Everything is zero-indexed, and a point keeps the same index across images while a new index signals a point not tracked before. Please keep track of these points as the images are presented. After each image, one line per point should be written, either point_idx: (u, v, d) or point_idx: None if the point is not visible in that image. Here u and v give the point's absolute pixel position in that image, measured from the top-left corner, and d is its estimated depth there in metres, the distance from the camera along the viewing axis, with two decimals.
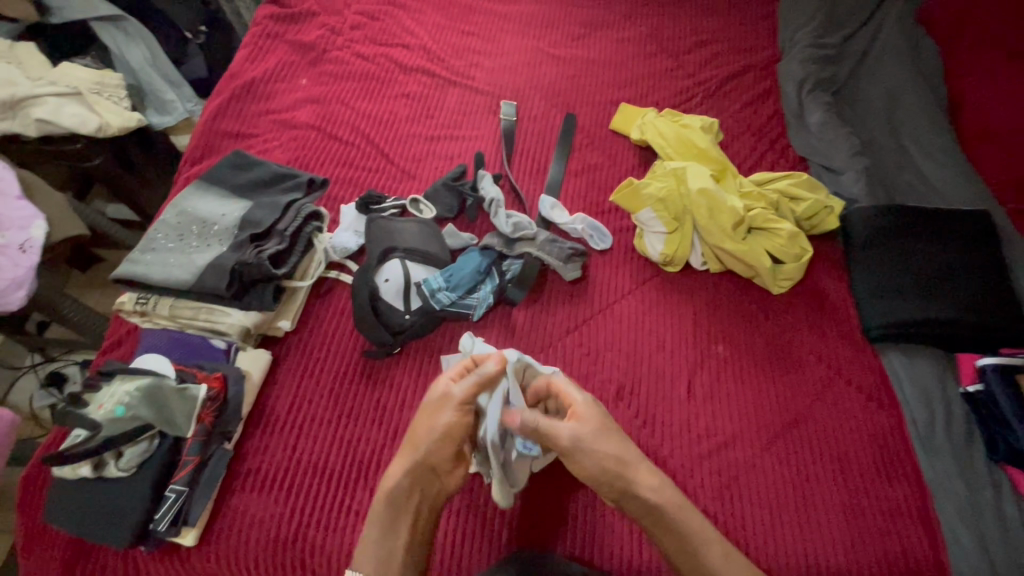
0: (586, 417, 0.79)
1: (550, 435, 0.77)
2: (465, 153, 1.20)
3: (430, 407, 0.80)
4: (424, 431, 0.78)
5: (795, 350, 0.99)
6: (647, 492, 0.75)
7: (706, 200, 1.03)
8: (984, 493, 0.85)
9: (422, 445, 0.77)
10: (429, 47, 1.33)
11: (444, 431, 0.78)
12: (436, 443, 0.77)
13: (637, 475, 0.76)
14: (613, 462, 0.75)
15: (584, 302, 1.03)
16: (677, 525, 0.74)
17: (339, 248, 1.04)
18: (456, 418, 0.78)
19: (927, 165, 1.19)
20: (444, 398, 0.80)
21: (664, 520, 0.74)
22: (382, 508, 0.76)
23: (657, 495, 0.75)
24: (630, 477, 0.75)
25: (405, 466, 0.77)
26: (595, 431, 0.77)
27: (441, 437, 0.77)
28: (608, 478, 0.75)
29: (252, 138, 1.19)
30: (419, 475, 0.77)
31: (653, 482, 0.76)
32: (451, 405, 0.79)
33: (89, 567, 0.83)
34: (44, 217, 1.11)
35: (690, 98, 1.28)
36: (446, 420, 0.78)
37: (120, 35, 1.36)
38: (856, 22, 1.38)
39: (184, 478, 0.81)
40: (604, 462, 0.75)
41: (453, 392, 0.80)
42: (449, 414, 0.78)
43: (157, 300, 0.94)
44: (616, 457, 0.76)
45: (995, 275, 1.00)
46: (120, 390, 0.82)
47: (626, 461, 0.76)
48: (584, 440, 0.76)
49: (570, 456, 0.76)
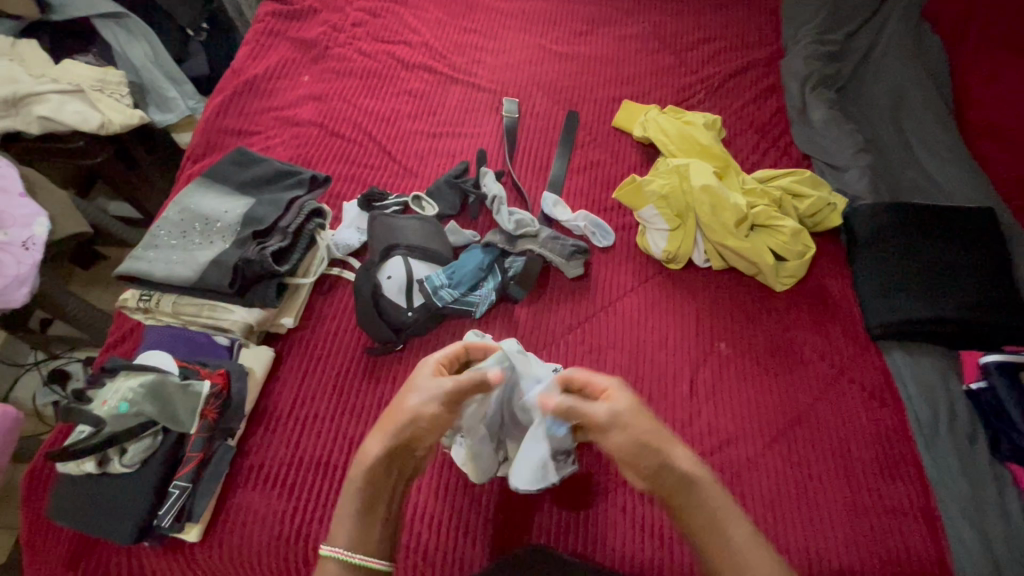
0: (623, 395, 0.73)
1: (583, 413, 0.72)
2: (467, 150, 1.19)
3: (416, 389, 0.72)
4: (404, 413, 0.71)
5: (798, 347, 0.99)
6: (682, 468, 0.69)
7: (709, 198, 1.03)
8: (987, 490, 0.85)
9: (401, 428, 0.70)
10: (431, 44, 1.33)
11: (427, 416, 0.70)
12: (413, 428, 0.70)
13: (676, 450, 0.70)
14: (651, 435, 0.70)
15: (586, 299, 1.03)
16: (711, 504, 0.68)
17: (342, 245, 1.05)
18: (439, 410, 0.71)
19: (931, 162, 1.18)
20: (432, 384, 0.72)
21: (699, 497, 0.68)
22: (359, 487, 0.69)
23: (693, 472, 0.69)
24: (668, 452, 0.70)
25: (384, 445, 0.70)
26: (632, 408, 0.72)
27: (420, 424, 0.70)
28: (644, 454, 0.69)
29: (254, 135, 1.19)
30: (397, 458, 0.70)
31: (690, 458, 0.71)
32: (439, 394, 0.71)
33: (93, 562, 0.83)
34: (47, 214, 1.11)
35: (693, 95, 1.28)
36: (430, 410, 0.70)
37: (120, 31, 1.37)
38: (860, 18, 1.38)
39: (187, 474, 0.81)
40: (641, 437, 0.69)
41: (442, 383, 0.72)
42: (433, 404, 0.71)
43: (161, 297, 0.94)
44: (653, 431, 0.71)
45: (1000, 273, 0.99)
46: (124, 386, 0.82)
47: (664, 436, 0.71)
48: (620, 414, 0.71)
49: (606, 431, 0.71)
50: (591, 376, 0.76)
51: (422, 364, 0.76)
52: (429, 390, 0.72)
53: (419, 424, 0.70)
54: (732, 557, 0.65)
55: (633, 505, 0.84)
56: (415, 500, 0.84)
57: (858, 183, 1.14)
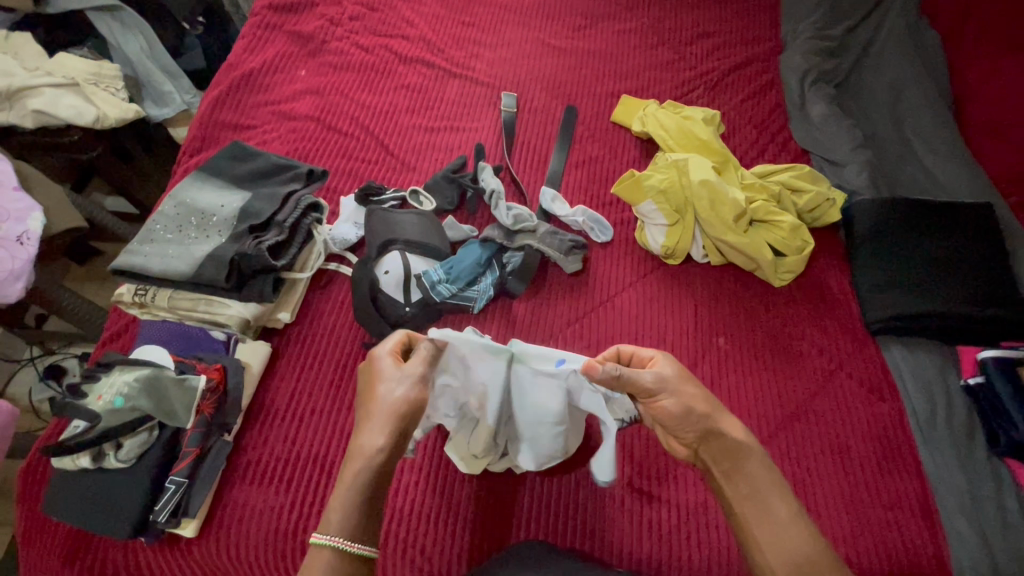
0: (674, 362, 0.75)
1: (631, 380, 0.72)
2: (465, 145, 1.19)
3: (389, 378, 0.72)
4: (392, 402, 0.70)
5: (797, 342, 0.99)
6: (729, 433, 0.71)
7: (708, 192, 1.03)
8: (984, 485, 0.85)
9: (396, 416, 0.70)
10: (428, 38, 1.32)
11: (416, 400, 0.71)
12: (410, 415, 0.71)
13: (726, 417, 0.72)
14: (702, 401, 0.72)
15: (585, 294, 1.03)
16: (757, 472, 0.70)
17: (339, 240, 1.04)
18: (419, 394, 0.72)
19: (929, 158, 1.18)
20: (406, 370, 0.73)
21: (746, 463, 0.70)
22: (362, 479, 0.67)
23: (739, 436, 0.71)
24: (717, 418, 0.72)
25: (387, 435, 0.69)
26: (678, 374, 0.74)
27: (413, 413, 0.71)
28: (692, 419, 0.71)
29: (251, 130, 1.18)
30: (399, 446, 0.70)
31: (740, 425, 0.73)
32: (414, 379, 0.73)
33: (88, 558, 0.82)
34: (42, 209, 1.10)
35: (692, 90, 1.28)
36: (415, 393, 0.72)
37: (115, 23, 1.35)
38: (859, 13, 1.38)
39: (184, 470, 0.80)
40: (690, 401, 0.72)
41: (414, 368, 0.73)
42: (415, 387, 0.72)
43: (156, 291, 0.94)
44: (704, 398, 0.72)
45: (998, 268, 0.99)
46: (119, 381, 0.81)
47: (713, 404, 0.73)
48: (670, 379, 0.73)
49: (654, 397, 0.73)
50: (637, 347, 0.78)
51: (378, 353, 0.75)
52: (405, 381, 0.72)
53: (413, 409, 0.71)
54: (775, 522, 0.66)
55: (631, 500, 0.84)
56: (412, 496, 0.84)
57: (856, 179, 1.14)
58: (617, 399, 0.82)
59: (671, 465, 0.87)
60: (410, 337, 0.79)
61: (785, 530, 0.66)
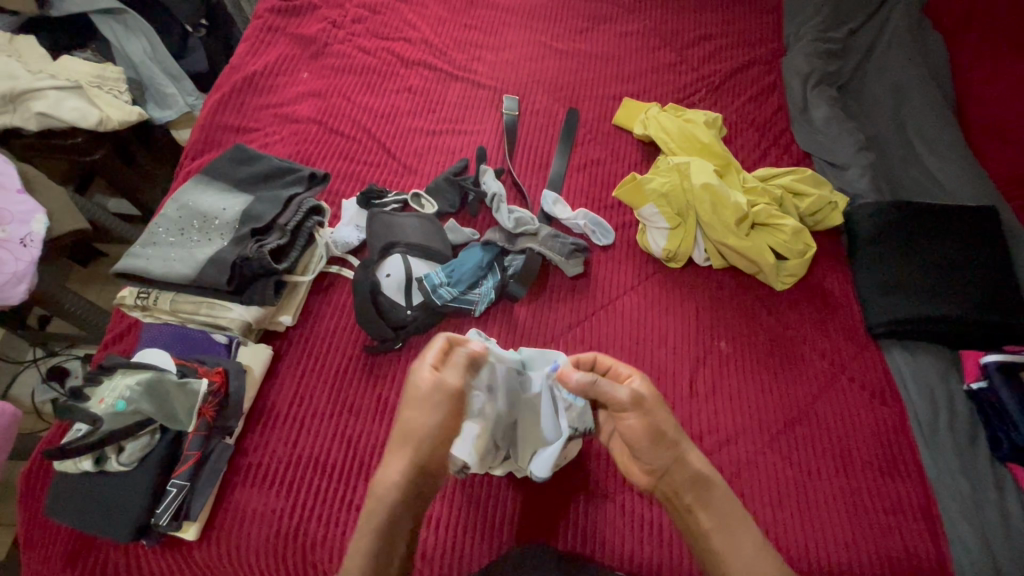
0: (647, 383, 0.79)
1: (607, 393, 0.75)
2: (467, 148, 1.19)
3: (415, 404, 0.77)
4: (416, 426, 0.75)
5: (798, 346, 0.99)
6: (696, 462, 0.75)
7: (710, 196, 1.02)
8: (987, 490, 0.85)
9: (413, 448, 0.74)
10: (431, 40, 1.32)
11: (437, 428, 0.75)
12: (432, 443, 0.75)
13: (689, 446, 0.76)
14: (671, 426, 0.75)
15: (586, 298, 1.03)
16: (721, 502, 0.74)
17: (341, 243, 1.05)
18: (444, 421, 0.75)
19: (933, 160, 1.18)
20: (433, 393, 0.76)
21: (709, 492, 0.74)
22: (379, 517, 0.72)
23: (704, 465, 0.75)
24: (683, 446, 0.75)
25: (402, 472, 0.73)
26: (652, 395, 0.77)
27: (435, 441, 0.75)
28: (663, 443, 0.74)
29: (253, 132, 1.18)
30: (417, 479, 0.74)
31: (701, 455, 0.77)
32: (440, 403, 0.76)
33: (89, 559, 0.83)
34: (45, 211, 1.10)
35: (694, 93, 1.28)
36: (438, 418, 0.75)
37: (120, 28, 1.36)
38: (862, 15, 1.37)
39: (184, 473, 0.81)
40: (662, 425, 0.75)
41: (440, 387, 0.76)
42: (440, 414, 0.75)
43: (158, 294, 0.94)
44: (672, 424, 0.76)
45: (1000, 272, 0.99)
46: (121, 384, 0.82)
47: (679, 431, 0.76)
48: (648, 398, 0.76)
49: (625, 413, 0.75)
50: (616, 362, 0.81)
51: (416, 366, 0.80)
52: (432, 403, 0.76)
53: (435, 436, 0.75)
54: (741, 551, 0.71)
55: (632, 505, 0.84)
56: None
57: (859, 182, 1.14)
58: (577, 404, 0.84)
59: None
60: (452, 343, 0.82)
61: (751, 558, 0.70)
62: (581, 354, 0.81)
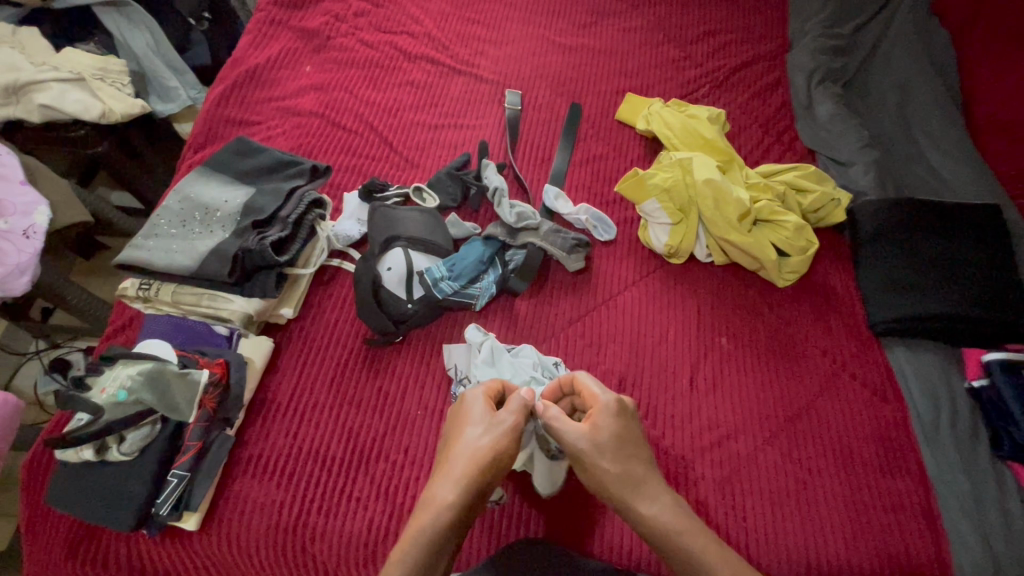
0: (602, 426, 0.75)
1: (559, 440, 0.76)
2: (470, 142, 1.19)
3: (476, 424, 0.75)
4: (476, 447, 0.72)
5: (799, 343, 0.98)
6: (649, 517, 0.71)
7: (712, 191, 1.01)
8: (987, 487, 0.85)
9: (474, 464, 0.71)
10: (434, 34, 1.32)
11: (501, 451, 0.72)
12: (492, 467, 0.71)
13: (641, 496, 0.72)
14: (614, 478, 0.72)
15: (587, 293, 1.03)
16: (685, 552, 0.68)
17: (342, 236, 1.04)
18: (506, 446, 0.73)
19: (936, 158, 1.17)
20: (494, 420, 0.75)
21: (666, 547, 0.69)
22: (428, 533, 0.66)
23: (660, 523, 0.70)
24: (630, 499, 0.72)
25: (457, 491, 0.69)
26: (602, 442, 0.74)
27: (495, 462, 0.72)
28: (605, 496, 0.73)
29: (255, 126, 1.18)
30: (470, 502, 0.69)
31: (658, 508, 0.71)
32: (502, 429, 0.74)
33: (91, 548, 0.83)
34: (48, 203, 1.10)
35: (698, 88, 1.27)
36: (499, 443, 0.73)
37: (122, 19, 1.35)
38: (869, 12, 1.36)
39: (186, 463, 0.81)
40: (604, 479, 0.73)
41: (503, 417, 0.76)
42: (502, 437, 0.73)
43: (160, 286, 0.94)
44: (618, 476, 0.73)
45: (1004, 271, 0.98)
46: (123, 374, 0.82)
47: (628, 482, 0.72)
48: (587, 449, 0.74)
49: (577, 466, 0.75)
50: (585, 386, 0.80)
51: (471, 394, 0.80)
52: (491, 430, 0.74)
53: (496, 461, 0.71)
54: None
55: None
56: (415, 491, 0.84)
57: (863, 179, 1.13)
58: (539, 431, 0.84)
59: (670, 464, 0.87)
60: (505, 388, 0.83)
61: None
62: (559, 377, 0.84)
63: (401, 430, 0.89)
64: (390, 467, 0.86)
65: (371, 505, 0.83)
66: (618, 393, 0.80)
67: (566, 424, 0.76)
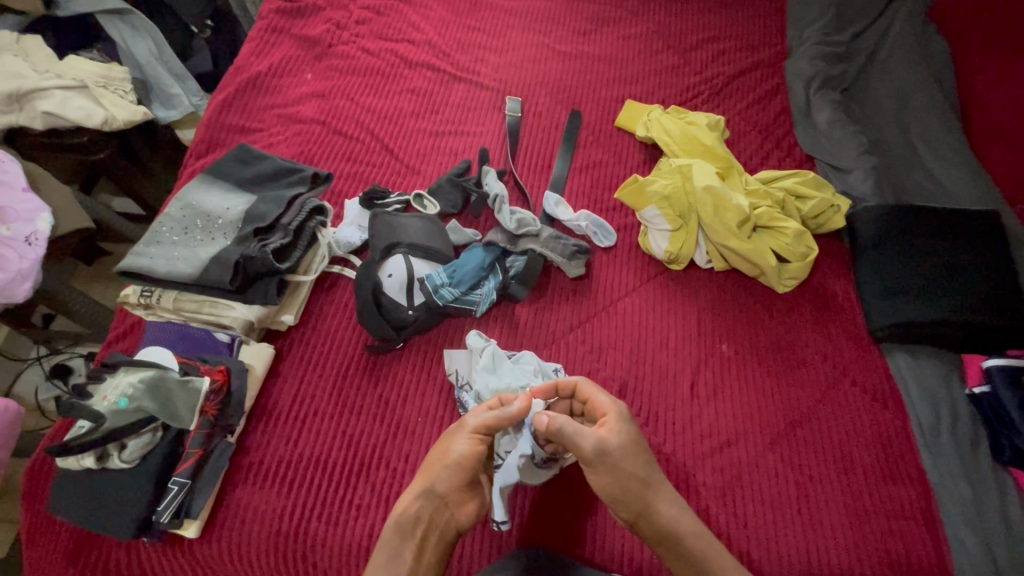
0: (615, 431, 0.76)
1: (574, 441, 0.74)
2: (470, 149, 1.19)
3: (450, 433, 0.79)
4: (442, 452, 0.77)
5: (800, 349, 0.98)
6: (665, 520, 0.74)
7: (711, 198, 1.02)
8: (988, 494, 0.85)
9: (430, 471, 0.76)
10: (434, 42, 1.33)
11: (459, 457, 0.75)
12: (449, 472, 0.75)
13: (662, 498, 0.75)
14: (637, 480, 0.74)
15: (587, 300, 1.03)
16: (696, 552, 0.72)
17: (344, 243, 1.05)
18: (469, 447, 0.76)
19: (936, 164, 1.18)
20: (457, 426, 0.78)
21: (678, 547, 0.73)
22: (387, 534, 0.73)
23: (674, 523, 0.74)
24: (650, 500, 0.74)
25: (415, 497, 0.74)
26: (622, 445, 0.75)
27: (456, 467, 0.75)
28: (627, 496, 0.74)
29: (255, 133, 1.19)
30: (433, 504, 0.74)
31: (673, 509, 0.75)
32: (466, 432, 0.77)
33: (91, 556, 0.83)
34: (50, 209, 1.11)
35: (697, 95, 1.28)
36: (461, 448, 0.76)
37: (125, 27, 1.36)
38: (867, 19, 1.37)
39: (187, 470, 0.81)
40: (626, 482, 0.74)
41: (465, 421, 0.78)
42: (464, 441, 0.76)
43: (161, 293, 0.95)
44: (639, 478, 0.75)
45: (1003, 276, 0.98)
46: (125, 381, 0.81)
47: (648, 483, 0.75)
48: (612, 451, 0.74)
49: (593, 465, 0.75)
50: (593, 393, 0.81)
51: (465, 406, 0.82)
52: (454, 435, 0.78)
53: (455, 469, 0.75)
54: None
55: None
56: None
57: (862, 186, 1.13)
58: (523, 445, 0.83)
59: (671, 470, 0.87)
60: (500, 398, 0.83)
61: None
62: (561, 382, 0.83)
63: (402, 438, 0.89)
64: (390, 474, 0.86)
65: (372, 511, 0.83)
66: (620, 401, 0.82)
67: (582, 429, 0.75)
